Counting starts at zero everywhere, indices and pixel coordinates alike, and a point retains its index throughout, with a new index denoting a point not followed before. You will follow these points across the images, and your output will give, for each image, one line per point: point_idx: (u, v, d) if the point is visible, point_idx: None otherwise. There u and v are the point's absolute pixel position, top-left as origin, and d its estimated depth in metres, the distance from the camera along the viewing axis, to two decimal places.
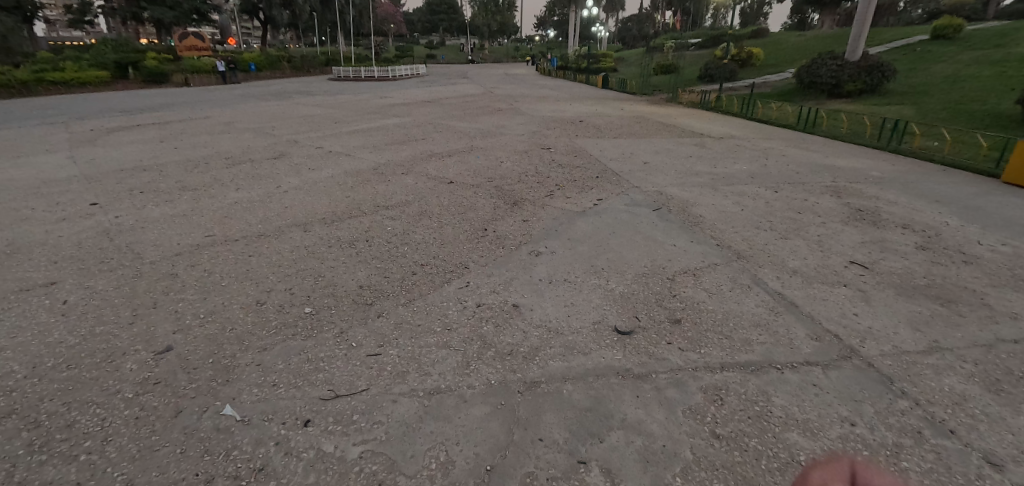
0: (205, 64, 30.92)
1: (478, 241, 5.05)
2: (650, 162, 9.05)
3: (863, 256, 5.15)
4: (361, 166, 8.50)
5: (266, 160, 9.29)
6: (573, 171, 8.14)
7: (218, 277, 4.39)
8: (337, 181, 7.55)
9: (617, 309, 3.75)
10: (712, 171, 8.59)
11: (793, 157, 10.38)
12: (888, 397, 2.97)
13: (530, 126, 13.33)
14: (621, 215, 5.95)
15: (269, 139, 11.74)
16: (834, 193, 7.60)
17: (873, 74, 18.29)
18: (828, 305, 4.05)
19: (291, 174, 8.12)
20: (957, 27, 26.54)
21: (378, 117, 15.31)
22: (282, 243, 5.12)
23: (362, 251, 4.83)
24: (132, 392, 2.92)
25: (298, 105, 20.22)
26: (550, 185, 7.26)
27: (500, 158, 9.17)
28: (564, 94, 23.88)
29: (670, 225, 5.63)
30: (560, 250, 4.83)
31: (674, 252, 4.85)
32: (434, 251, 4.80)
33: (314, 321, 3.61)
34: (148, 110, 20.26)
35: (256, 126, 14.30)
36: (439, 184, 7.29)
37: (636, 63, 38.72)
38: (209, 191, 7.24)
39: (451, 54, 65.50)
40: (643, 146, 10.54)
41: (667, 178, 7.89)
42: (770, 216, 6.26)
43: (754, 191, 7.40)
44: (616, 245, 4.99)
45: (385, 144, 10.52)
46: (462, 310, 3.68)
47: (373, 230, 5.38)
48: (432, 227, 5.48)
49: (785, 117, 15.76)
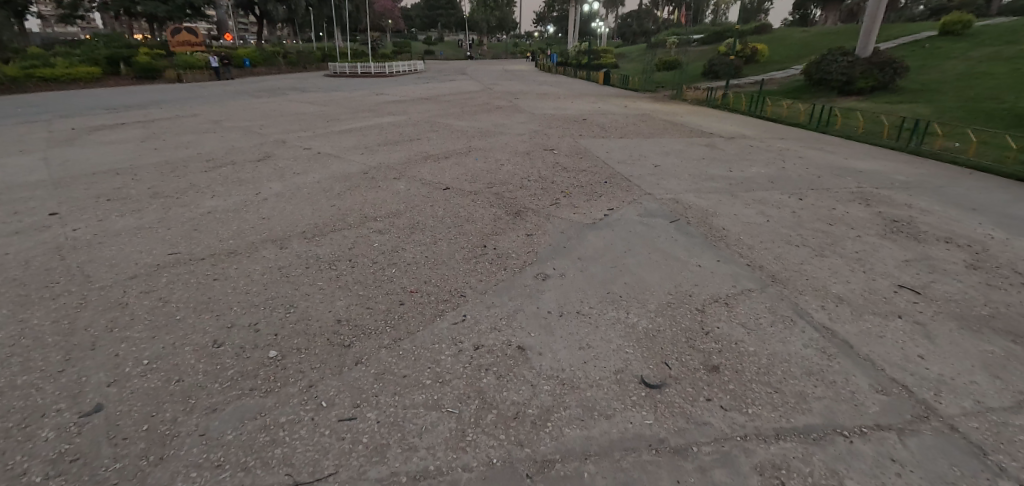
0: (199, 60, 30.17)
1: (476, 261, 4.43)
2: (661, 164, 8.45)
3: (911, 278, 4.54)
4: (350, 170, 7.87)
5: (249, 163, 8.65)
6: (580, 176, 7.52)
7: (173, 308, 3.78)
8: (323, 186, 6.94)
9: (642, 352, 3.14)
10: (729, 175, 7.96)
11: (811, 159, 9.75)
12: (988, 477, 2.37)
13: (531, 125, 12.67)
14: (635, 228, 5.33)
15: (256, 139, 11.07)
16: (862, 200, 7.00)
17: (885, 71, 17.67)
18: (887, 343, 3.44)
19: (273, 178, 7.48)
20: (966, 22, 25.89)
21: (372, 115, 14.64)
22: (253, 263, 4.50)
23: (342, 274, 4.21)
24: (39, 474, 2.31)
25: (291, 102, 19.55)
26: (556, 191, 6.63)
27: (500, 161, 8.53)
28: (565, 90, 23.22)
29: (692, 240, 5.02)
30: (570, 272, 4.22)
31: (701, 275, 4.23)
32: (425, 273, 4.18)
33: (278, 370, 2.99)
34: (136, 107, 19.54)
35: (244, 125, 13.62)
36: (433, 191, 6.66)
37: (637, 59, 38.03)
38: (182, 199, 6.60)
39: (450, 50, 64.79)
40: (651, 147, 9.93)
41: (681, 184, 7.28)
42: (799, 228, 5.63)
43: (778, 198, 6.78)
44: (633, 265, 4.38)
45: (377, 145, 9.86)
46: (457, 355, 3.07)
47: (357, 247, 4.75)
48: (425, 243, 4.86)
49: (796, 116, 15.14)
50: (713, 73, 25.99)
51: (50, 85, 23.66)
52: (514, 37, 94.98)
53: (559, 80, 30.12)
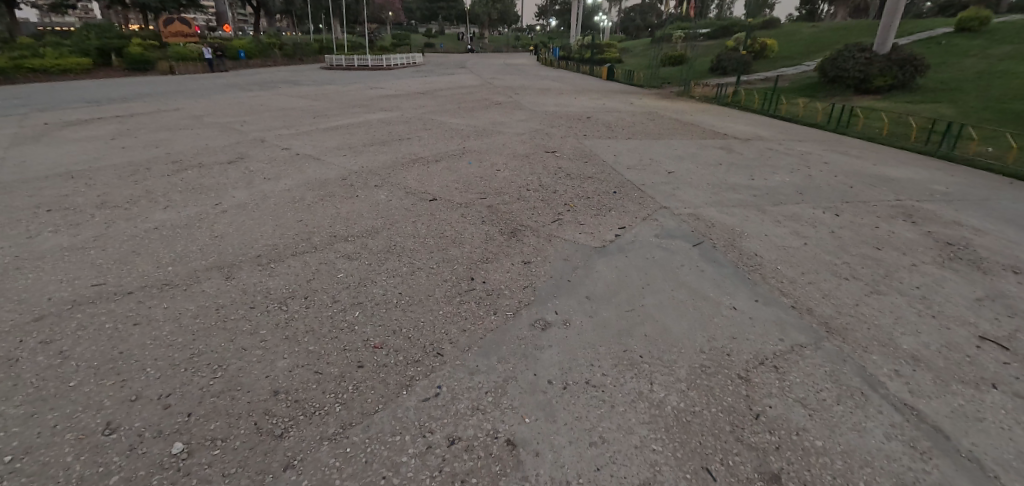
0: (192, 52, 29.17)
1: (459, 299, 3.60)
2: (674, 170, 7.62)
3: (992, 324, 3.71)
4: (328, 174, 7.03)
5: (220, 165, 7.81)
6: (585, 184, 6.67)
7: (71, 369, 2.96)
8: (293, 195, 6.11)
9: (673, 451, 2.34)
10: (752, 184, 7.11)
11: (838, 165, 8.88)
12: None
13: (531, 123, 11.81)
14: (653, 253, 4.50)
15: (234, 138, 10.22)
16: (905, 217, 6.17)
17: (905, 69, 16.73)
18: (990, 430, 2.63)
19: (240, 184, 6.64)
20: (983, 19, 24.87)
21: (362, 111, 13.76)
22: (187, 300, 3.68)
23: (293, 319, 3.39)
24: None
25: (281, 96, 18.65)
26: (558, 204, 5.80)
27: (497, 165, 7.67)
28: (568, 86, 22.30)
29: (721, 270, 4.21)
30: (576, 317, 3.39)
31: (738, 324, 3.42)
32: (395, 319, 3.36)
33: (177, 480, 2.19)
34: (121, 100, 18.65)
35: (226, 121, 12.74)
36: (417, 202, 5.81)
37: (642, 54, 36.97)
38: (132, 210, 5.78)
39: (451, 43, 63.64)
40: (663, 150, 9.07)
41: (699, 194, 6.43)
42: (843, 254, 4.80)
43: (811, 214, 5.94)
44: (653, 308, 3.55)
45: (362, 145, 9.00)
46: (424, 459, 2.26)
47: (317, 280, 3.93)
48: (399, 273, 4.03)
49: (813, 115, 14.24)
50: (721, 69, 25.04)
51: (37, 77, 22.78)
52: (515, 30, 93.61)
53: (561, 75, 29.12)
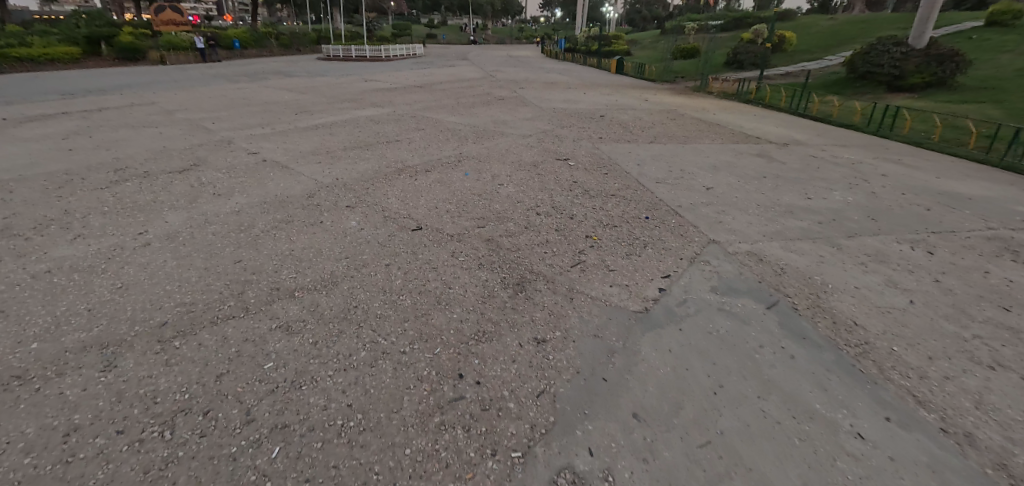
0: (183, 41, 27.72)
1: (437, 421, 2.34)
2: (712, 185, 6.32)
3: None
4: (293, 188, 5.75)
5: (168, 175, 6.52)
6: (609, 206, 5.36)
7: None
8: (241, 219, 4.83)
9: None
10: (811, 205, 5.79)
11: (898, 177, 7.55)
12: None
13: (539, 123, 10.50)
14: (717, 324, 3.22)
15: (199, 137, 8.90)
16: (1012, 254, 4.88)
17: (945, 65, 15.28)
18: None
19: (180, 203, 5.35)
20: (1016, 11, 22.98)
21: (351, 106, 12.43)
22: (30, 417, 2.43)
23: (173, 464, 2.14)
24: None
25: (269, 88, 17.30)
26: (577, 236, 4.49)
27: (498, 177, 6.37)
28: (577, 79, 20.88)
29: (817, 355, 2.96)
30: (622, 465, 2.13)
31: (880, 475, 2.18)
32: (333, 467, 2.11)
33: None
34: (100, 92, 17.34)
35: (200, 117, 11.42)
36: (394, 230, 4.49)
37: (651, 46, 35.38)
38: (32, 241, 4.51)
39: (453, 33, 61.89)
40: (693, 158, 7.76)
41: (751, 221, 5.13)
42: (968, 322, 3.51)
43: (899, 252, 4.65)
44: (740, 442, 2.28)
45: (341, 149, 7.70)
46: None
47: (234, 375, 2.68)
48: (354, 363, 2.75)
49: (849, 116, 12.87)
50: (738, 62, 23.83)
51: (23, 67, 21.29)
52: (519, 21, 91.87)
53: (567, 67, 27.63)
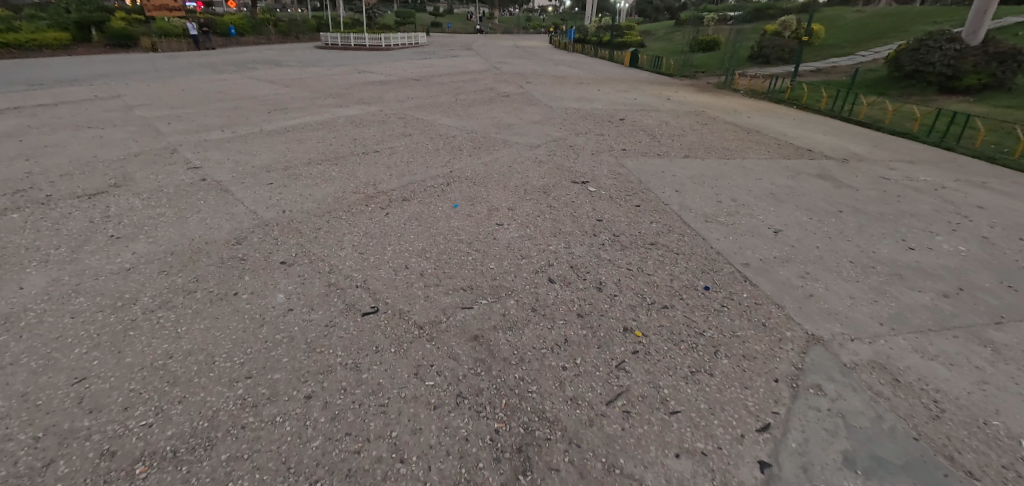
0: (176, 27, 26.11)
1: None
2: (776, 226, 4.80)
3: None
4: (221, 228, 4.28)
5: (74, 201, 5.06)
6: (649, 266, 3.85)
7: None
8: (121, 287, 3.35)
9: None
10: (919, 262, 4.26)
11: (1000, 211, 6.00)
12: None
13: (547, 129, 8.93)
14: None
15: (144, 143, 7.47)
16: None
17: (1006, 65, 13.60)
18: None
19: (58, 252, 3.89)
20: None
21: (334, 103, 10.90)
22: None
23: None
24: None
25: (252, 80, 15.74)
26: (611, 330, 2.98)
27: (497, 211, 4.88)
28: (589, 73, 19.15)
29: None
30: None
31: None
32: None
33: None
34: (70, 82, 15.79)
35: (160, 115, 9.93)
36: (336, 316, 3.02)
37: (666, 38, 33.36)
38: None
39: (458, 22, 59.91)
40: (741, 181, 6.23)
41: (852, 294, 3.61)
42: None
43: None
44: None
45: (304, 164, 6.23)
46: None
47: None
48: None
49: (904, 122, 11.23)
50: (763, 57, 22.02)
51: (7, 52, 19.80)
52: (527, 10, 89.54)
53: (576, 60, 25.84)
